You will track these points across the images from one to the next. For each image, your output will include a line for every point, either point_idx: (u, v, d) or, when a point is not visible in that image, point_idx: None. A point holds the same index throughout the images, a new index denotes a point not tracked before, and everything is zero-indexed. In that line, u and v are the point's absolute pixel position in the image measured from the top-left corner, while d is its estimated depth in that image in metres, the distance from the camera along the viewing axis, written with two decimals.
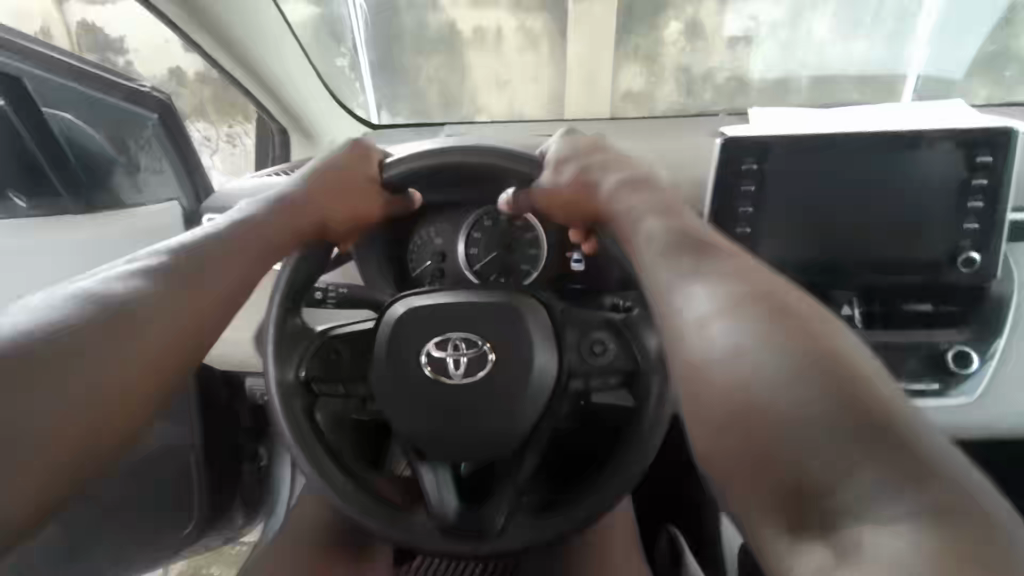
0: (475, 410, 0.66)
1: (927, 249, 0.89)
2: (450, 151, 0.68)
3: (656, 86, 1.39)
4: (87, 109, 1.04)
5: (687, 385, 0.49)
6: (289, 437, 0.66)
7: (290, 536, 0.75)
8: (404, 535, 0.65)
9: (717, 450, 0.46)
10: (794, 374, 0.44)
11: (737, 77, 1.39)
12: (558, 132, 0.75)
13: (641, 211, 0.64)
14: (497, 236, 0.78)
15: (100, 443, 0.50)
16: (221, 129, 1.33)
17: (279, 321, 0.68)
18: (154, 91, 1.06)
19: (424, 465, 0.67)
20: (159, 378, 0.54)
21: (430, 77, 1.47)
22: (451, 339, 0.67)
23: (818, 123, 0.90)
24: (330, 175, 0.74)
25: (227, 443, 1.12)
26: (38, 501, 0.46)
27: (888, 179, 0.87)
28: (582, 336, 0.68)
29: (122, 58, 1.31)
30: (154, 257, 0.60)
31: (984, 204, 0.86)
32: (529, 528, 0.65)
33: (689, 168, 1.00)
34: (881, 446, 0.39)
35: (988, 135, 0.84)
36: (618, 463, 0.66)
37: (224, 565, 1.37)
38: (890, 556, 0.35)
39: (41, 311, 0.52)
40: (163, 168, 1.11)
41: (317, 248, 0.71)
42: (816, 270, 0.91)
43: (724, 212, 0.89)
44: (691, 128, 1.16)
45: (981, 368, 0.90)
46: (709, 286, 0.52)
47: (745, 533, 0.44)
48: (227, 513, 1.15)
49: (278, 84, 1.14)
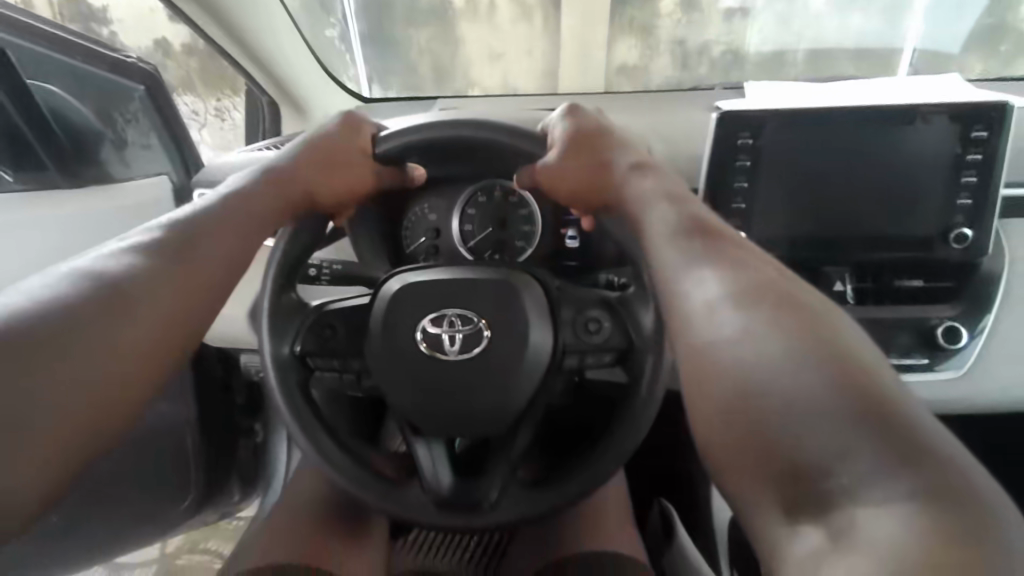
0: (470, 387, 0.66)
1: (921, 224, 0.89)
2: (448, 125, 0.67)
3: (651, 59, 1.35)
4: (72, 81, 1.06)
5: (688, 367, 0.50)
6: (285, 410, 0.67)
7: (286, 510, 0.76)
8: (398, 507, 0.66)
9: (716, 434, 0.46)
10: (796, 357, 0.45)
11: (733, 50, 1.36)
12: (562, 110, 0.73)
13: (653, 195, 0.64)
14: (492, 212, 0.78)
15: (105, 427, 0.50)
16: (210, 102, 1.31)
17: (274, 296, 0.68)
18: (138, 62, 1.09)
19: (419, 440, 0.67)
20: (158, 363, 0.54)
21: (422, 50, 1.40)
22: (446, 315, 0.67)
23: (816, 97, 0.89)
24: (322, 146, 0.72)
25: (223, 419, 1.13)
26: (48, 486, 0.47)
27: (878, 152, 0.87)
28: (577, 314, 0.69)
29: (106, 29, 1.28)
30: (145, 235, 0.60)
31: (977, 179, 0.86)
32: (522, 502, 0.66)
33: (685, 142, 0.99)
34: (879, 428, 0.39)
35: (982, 110, 0.84)
36: (612, 438, 0.67)
37: (221, 539, 1.38)
38: (884, 537, 0.36)
39: (38, 290, 0.52)
40: (151, 142, 1.14)
41: (309, 220, 0.70)
42: (805, 247, 0.91)
43: (721, 187, 0.89)
44: (685, 103, 1.17)
45: (970, 343, 0.92)
46: (718, 270, 0.53)
47: (740, 514, 0.45)
48: (223, 488, 1.17)
49: (270, 59, 1.14)
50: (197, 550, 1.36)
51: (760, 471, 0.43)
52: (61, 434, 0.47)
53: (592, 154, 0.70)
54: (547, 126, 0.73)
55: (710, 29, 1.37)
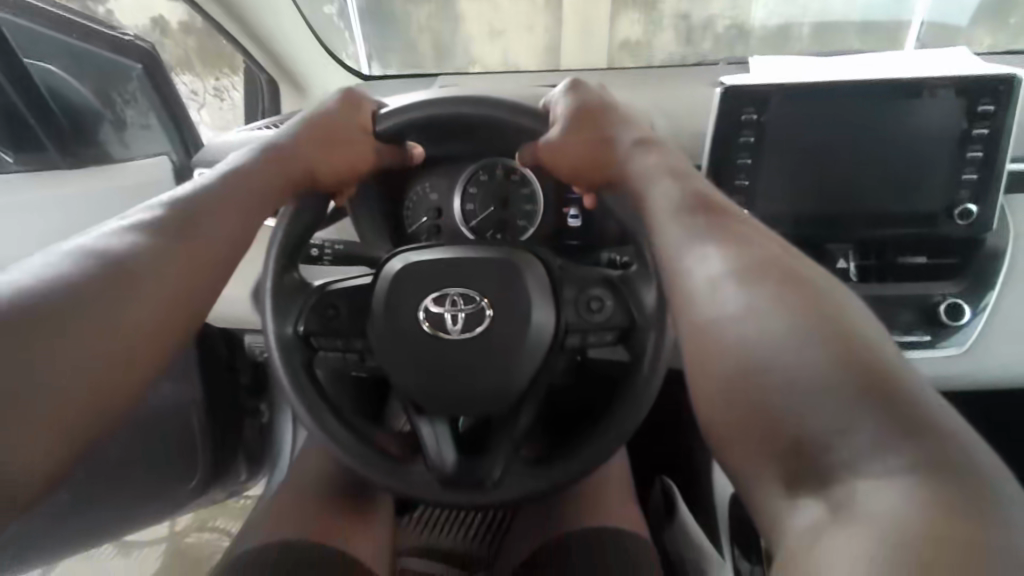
0: (474, 366, 0.66)
1: (926, 201, 0.88)
2: (447, 102, 0.67)
3: (654, 35, 1.32)
4: (70, 60, 1.09)
5: (691, 344, 0.50)
6: (289, 390, 0.67)
7: (292, 489, 0.76)
8: (403, 484, 0.67)
9: (718, 410, 0.47)
10: (799, 332, 0.45)
11: (737, 26, 1.33)
12: (564, 86, 0.72)
13: (656, 171, 0.63)
14: (494, 191, 0.76)
15: (110, 406, 0.50)
16: (208, 82, 1.30)
17: (276, 276, 0.69)
18: (137, 40, 1.13)
19: (423, 418, 0.68)
20: (161, 344, 0.54)
21: (421, 27, 1.37)
22: (448, 295, 0.67)
23: (822, 70, 0.88)
24: (322, 123, 0.73)
25: (228, 400, 1.15)
26: (54, 463, 0.47)
27: (885, 127, 0.86)
28: (580, 292, 0.69)
29: (103, 7, 1.19)
30: (147, 213, 0.60)
31: (983, 154, 0.85)
32: (526, 477, 0.67)
33: (688, 118, 0.98)
34: (881, 403, 0.39)
35: (990, 84, 0.83)
36: (614, 415, 0.67)
37: (229, 518, 1.41)
38: (882, 509, 0.36)
39: (41, 269, 0.52)
40: (151, 123, 1.18)
41: (309, 198, 0.70)
42: (807, 225, 0.91)
43: (724, 163, 0.89)
44: (688, 78, 1.15)
45: (973, 320, 0.92)
46: (720, 248, 0.53)
47: (740, 488, 0.46)
48: (229, 467, 1.19)
49: (270, 37, 1.14)
50: (206, 528, 1.39)
51: (762, 447, 0.43)
52: (65, 413, 0.48)
53: (593, 130, 0.70)
54: (550, 102, 0.74)
55: (715, 3, 1.33)
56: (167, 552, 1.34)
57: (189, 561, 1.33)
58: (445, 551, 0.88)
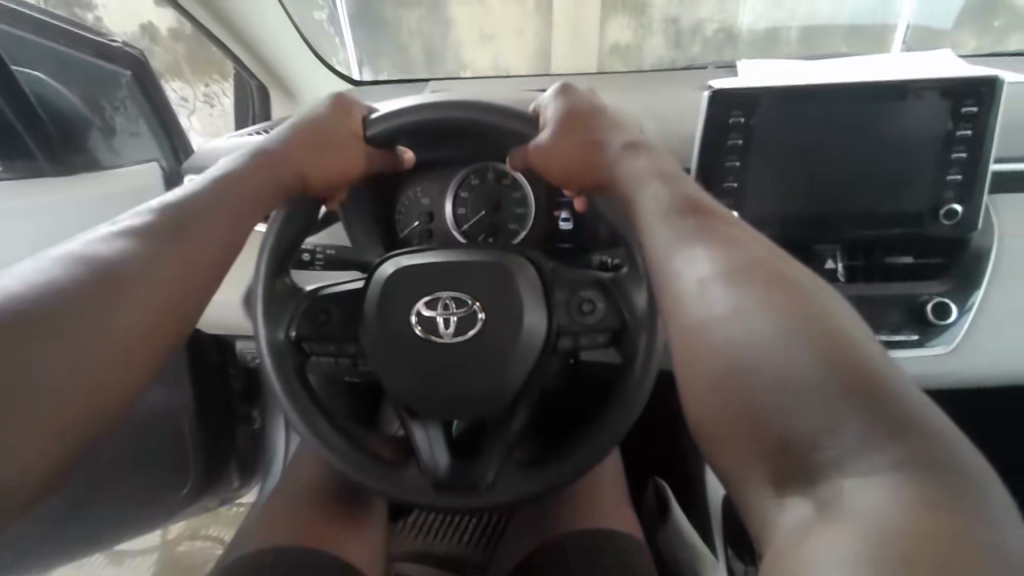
0: (467, 368, 0.67)
1: (913, 202, 0.90)
2: (437, 106, 0.67)
3: (644, 39, 1.33)
4: (57, 67, 1.10)
5: (682, 346, 0.50)
6: (281, 396, 0.67)
7: (284, 494, 0.76)
8: (396, 489, 0.67)
9: (708, 410, 0.47)
10: (786, 332, 0.45)
11: (726, 29, 1.34)
12: (554, 90, 0.73)
13: (645, 174, 0.64)
14: (486, 194, 0.77)
15: (105, 408, 0.50)
16: (198, 89, 1.31)
17: (268, 282, 0.68)
18: (125, 46, 1.14)
19: (415, 421, 0.68)
20: (154, 346, 0.54)
21: (413, 32, 1.38)
22: (441, 299, 0.67)
23: (807, 73, 0.89)
24: (313, 129, 0.73)
25: (221, 406, 1.15)
26: (49, 466, 0.46)
27: (874, 128, 0.87)
28: (571, 295, 0.69)
29: (91, 14, 1.20)
30: (137, 218, 0.60)
31: (967, 154, 0.87)
32: (519, 479, 0.67)
33: (678, 121, 0.99)
34: (866, 400, 0.40)
35: (974, 86, 0.84)
36: (607, 418, 0.67)
37: (222, 525, 1.40)
38: (868, 506, 0.37)
39: (31, 274, 0.52)
40: (140, 130, 1.19)
41: (300, 203, 0.70)
42: (796, 226, 0.92)
43: (712, 166, 0.89)
44: (677, 81, 1.17)
45: (959, 320, 0.93)
46: (708, 249, 0.53)
47: (729, 489, 0.46)
48: (223, 474, 1.19)
49: (258, 42, 1.14)
50: (198, 536, 1.38)
51: (752, 447, 0.44)
52: (61, 415, 0.47)
53: (583, 133, 0.70)
54: (540, 106, 0.74)
55: (704, 8, 1.35)
56: (160, 560, 1.33)
57: (182, 568, 1.32)
58: (438, 556, 0.88)
